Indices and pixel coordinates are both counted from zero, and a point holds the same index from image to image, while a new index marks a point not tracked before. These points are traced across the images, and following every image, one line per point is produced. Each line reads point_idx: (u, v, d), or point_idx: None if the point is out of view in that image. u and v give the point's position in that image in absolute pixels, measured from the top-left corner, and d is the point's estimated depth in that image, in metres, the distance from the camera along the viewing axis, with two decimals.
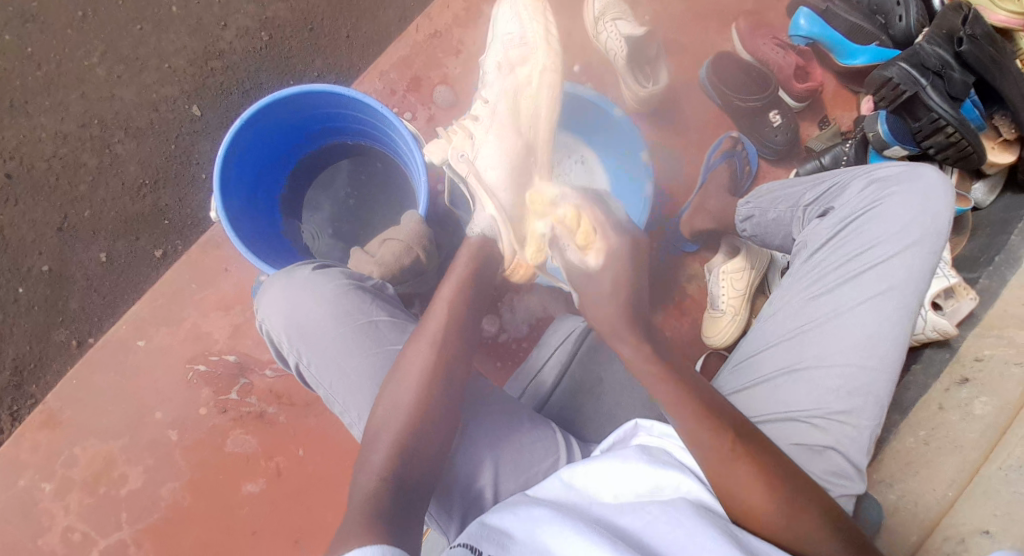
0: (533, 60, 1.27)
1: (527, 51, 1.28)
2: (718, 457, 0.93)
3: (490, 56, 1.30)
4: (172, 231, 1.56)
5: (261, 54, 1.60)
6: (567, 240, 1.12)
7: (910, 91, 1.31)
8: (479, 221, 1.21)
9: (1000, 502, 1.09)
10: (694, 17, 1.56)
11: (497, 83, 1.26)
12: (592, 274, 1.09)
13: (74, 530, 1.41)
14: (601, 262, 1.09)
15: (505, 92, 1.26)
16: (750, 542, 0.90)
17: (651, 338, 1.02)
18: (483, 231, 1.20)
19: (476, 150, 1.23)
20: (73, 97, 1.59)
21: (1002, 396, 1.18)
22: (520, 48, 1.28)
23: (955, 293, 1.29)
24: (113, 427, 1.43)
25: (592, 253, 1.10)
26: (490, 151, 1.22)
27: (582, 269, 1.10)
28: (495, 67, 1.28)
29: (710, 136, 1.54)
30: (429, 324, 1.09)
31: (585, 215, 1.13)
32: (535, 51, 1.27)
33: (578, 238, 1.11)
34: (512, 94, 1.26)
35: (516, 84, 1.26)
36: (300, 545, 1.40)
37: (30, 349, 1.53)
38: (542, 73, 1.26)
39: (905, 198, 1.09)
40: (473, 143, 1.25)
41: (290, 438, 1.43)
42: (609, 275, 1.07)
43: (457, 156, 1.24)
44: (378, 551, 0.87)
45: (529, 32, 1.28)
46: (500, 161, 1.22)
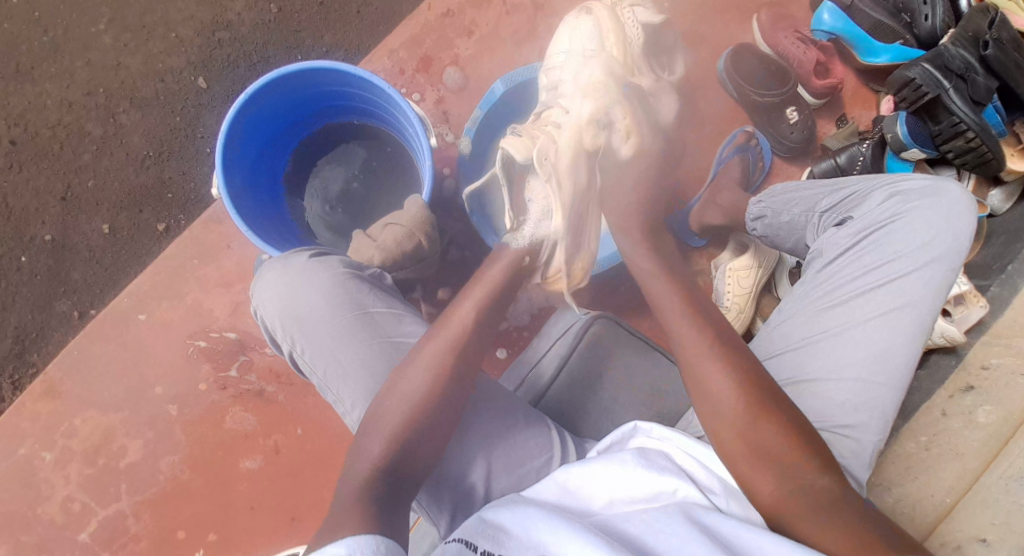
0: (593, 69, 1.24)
1: (606, 69, 1.23)
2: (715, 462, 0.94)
3: (564, 70, 1.26)
4: (176, 205, 1.55)
5: (270, 26, 1.58)
6: (620, 119, 1.20)
7: (932, 94, 1.27)
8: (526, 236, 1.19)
9: (998, 511, 1.09)
10: (713, 7, 1.53)
11: (575, 94, 1.23)
12: (623, 163, 1.21)
13: (73, 500, 1.41)
14: (633, 153, 1.21)
15: (591, 102, 1.21)
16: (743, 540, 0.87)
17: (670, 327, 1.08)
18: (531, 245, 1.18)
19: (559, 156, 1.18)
20: (79, 64, 1.57)
21: (1006, 406, 1.17)
22: (602, 65, 1.24)
23: (965, 301, 1.28)
24: (113, 400, 1.43)
25: (629, 143, 1.21)
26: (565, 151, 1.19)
27: (617, 154, 1.21)
28: (573, 78, 1.24)
29: (724, 129, 1.52)
30: (450, 321, 1.09)
31: (630, 111, 1.21)
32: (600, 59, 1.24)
33: (626, 123, 1.20)
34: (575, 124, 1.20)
35: (596, 97, 1.22)
36: (296, 524, 1.41)
37: (32, 318, 1.53)
38: (620, 95, 1.22)
39: (926, 213, 1.07)
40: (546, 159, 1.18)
41: (289, 417, 1.43)
42: (635, 172, 1.21)
43: (541, 159, 1.18)
44: (371, 539, 0.87)
45: (608, 51, 1.25)
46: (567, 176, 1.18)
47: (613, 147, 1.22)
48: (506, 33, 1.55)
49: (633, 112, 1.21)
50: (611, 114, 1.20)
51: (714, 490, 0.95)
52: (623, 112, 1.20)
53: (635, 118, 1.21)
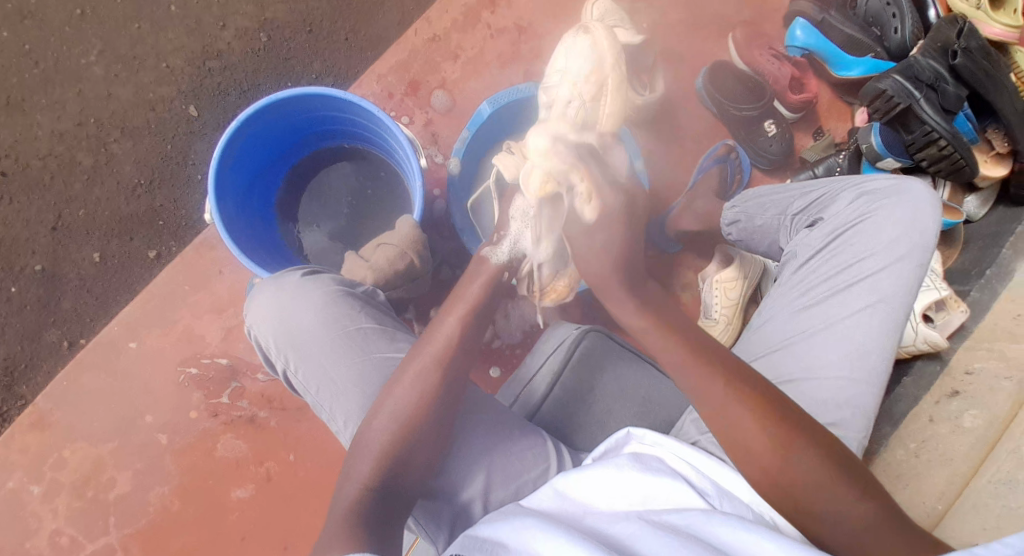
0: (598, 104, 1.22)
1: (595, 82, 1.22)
2: None
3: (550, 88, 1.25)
4: (165, 232, 1.55)
5: (260, 55, 1.60)
6: (579, 183, 1.11)
7: (904, 104, 1.32)
8: (507, 250, 1.14)
9: (989, 517, 1.08)
10: (692, 27, 1.56)
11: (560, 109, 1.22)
12: (587, 228, 1.08)
13: (63, 534, 1.40)
14: (596, 218, 1.08)
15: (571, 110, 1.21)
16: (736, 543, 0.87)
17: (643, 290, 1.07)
18: (511, 259, 1.14)
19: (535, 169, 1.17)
20: (70, 95, 1.59)
21: (992, 410, 1.18)
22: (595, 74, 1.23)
23: (946, 306, 1.30)
24: (104, 430, 1.43)
25: (590, 207, 1.09)
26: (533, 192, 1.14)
27: (578, 219, 1.10)
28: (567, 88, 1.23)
29: (706, 143, 1.55)
30: (432, 335, 1.08)
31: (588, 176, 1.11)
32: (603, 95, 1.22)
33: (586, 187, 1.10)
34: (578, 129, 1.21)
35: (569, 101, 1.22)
36: (289, 551, 1.40)
37: (21, 349, 1.52)
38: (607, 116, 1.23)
39: (893, 212, 1.10)
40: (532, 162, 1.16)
41: (282, 443, 1.43)
42: (602, 237, 1.07)
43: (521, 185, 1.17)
44: None
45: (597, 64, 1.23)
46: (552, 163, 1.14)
47: (577, 215, 1.10)
48: (491, 56, 1.58)
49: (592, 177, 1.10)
50: (568, 180, 1.12)
51: (709, 493, 0.96)
52: (580, 178, 1.11)
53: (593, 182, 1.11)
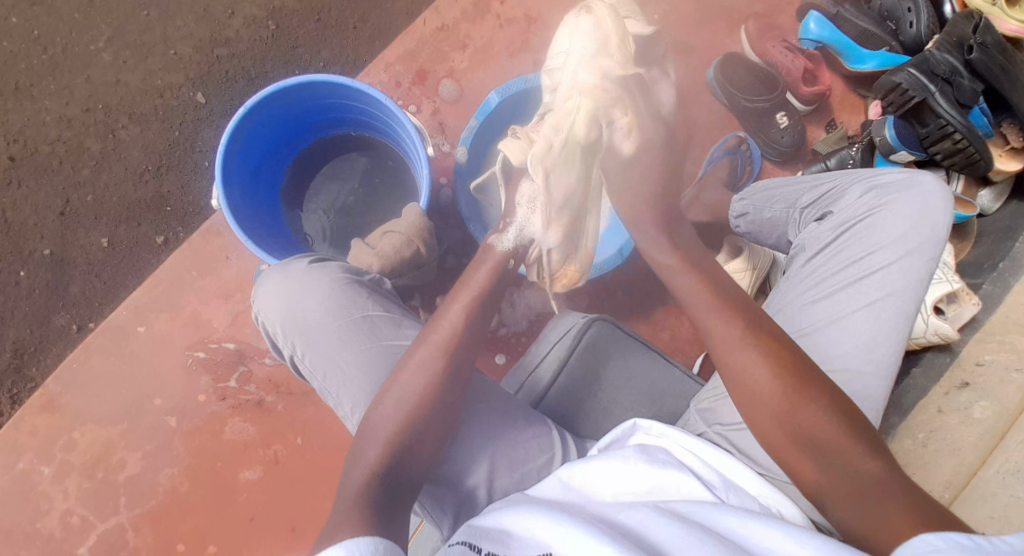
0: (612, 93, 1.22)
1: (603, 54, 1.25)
2: None
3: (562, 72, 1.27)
4: (173, 217, 1.56)
5: (268, 43, 1.60)
6: (620, 116, 1.22)
7: (919, 98, 1.31)
8: (511, 238, 1.18)
9: (996, 505, 1.10)
10: (703, 18, 1.56)
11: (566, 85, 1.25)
12: (624, 161, 1.22)
13: (73, 514, 1.40)
14: (635, 150, 1.22)
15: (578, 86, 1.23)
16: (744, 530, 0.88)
17: (671, 224, 1.18)
18: (516, 247, 1.17)
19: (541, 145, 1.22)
20: (78, 81, 1.59)
21: (1002, 401, 1.18)
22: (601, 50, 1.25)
23: (957, 298, 1.27)
24: (113, 413, 1.43)
25: (629, 141, 1.22)
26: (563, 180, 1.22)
27: (618, 153, 1.23)
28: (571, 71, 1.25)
29: (713, 135, 1.54)
30: (437, 324, 1.09)
31: (632, 108, 1.22)
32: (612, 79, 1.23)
33: (627, 120, 1.22)
34: (589, 118, 1.22)
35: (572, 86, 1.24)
36: (296, 533, 1.40)
37: (31, 332, 1.53)
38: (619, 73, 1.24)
39: (903, 205, 1.10)
40: (554, 153, 1.21)
41: (289, 427, 1.43)
42: (642, 167, 1.21)
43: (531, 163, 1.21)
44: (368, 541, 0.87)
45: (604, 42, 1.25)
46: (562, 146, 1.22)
47: (615, 147, 1.23)
48: (499, 46, 1.58)
49: (637, 108, 1.22)
50: (611, 112, 1.22)
51: (715, 486, 0.96)
52: (622, 109, 1.22)
53: (637, 114, 1.22)
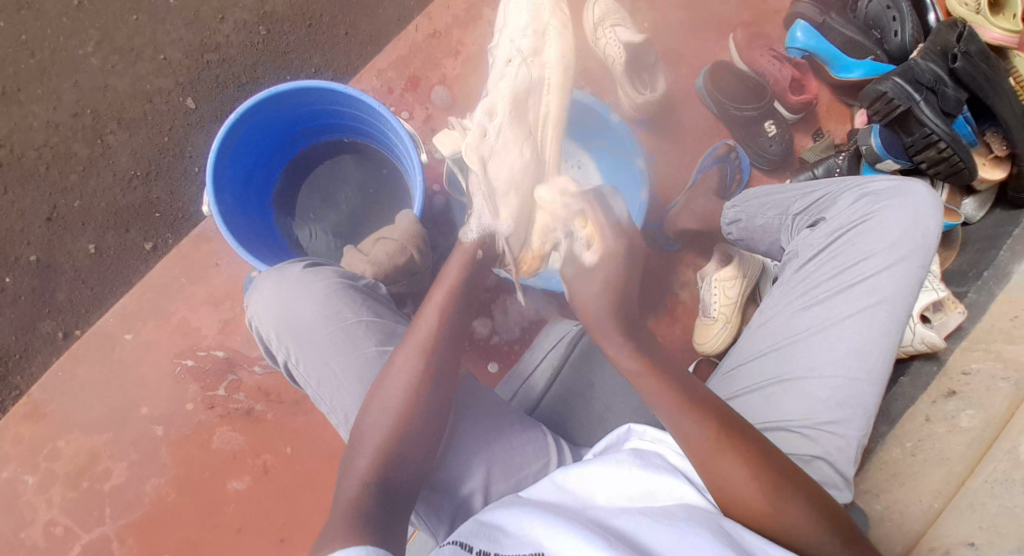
0: (549, 67, 1.26)
1: (540, 29, 1.26)
2: (707, 448, 0.96)
3: (500, 45, 1.27)
4: (162, 224, 1.55)
5: (259, 49, 1.59)
6: (582, 228, 1.17)
7: (904, 106, 1.34)
8: (475, 228, 1.20)
9: (985, 515, 1.11)
10: (693, 27, 1.57)
11: (505, 81, 1.24)
12: (588, 270, 1.13)
13: (57, 524, 1.38)
14: (598, 259, 1.13)
15: (514, 77, 1.24)
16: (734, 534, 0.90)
17: (631, 320, 1.10)
18: (481, 238, 1.19)
19: (491, 149, 1.22)
20: (66, 85, 1.57)
21: (988, 409, 1.20)
22: (536, 29, 1.26)
23: (943, 306, 1.31)
24: (100, 421, 1.42)
25: (591, 250, 1.15)
26: (506, 153, 1.23)
27: (579, 265, 1.14)
28: (508, 58, 1.25)
29: (704, 143, 1.55)
30: (422, 327, 1.08)
31: (592, 217, 1.16)
32: (550, 49, 1.26)
33: (587, 232, 1.16)
34: (523, 90, 1.24)
35: (516, 80, 1.24)
36: (285, 544, 1.39)
37: (15, 339, 1.51)
38: (554, 68, 1.25)
39: (896, 213, 1.11)
40: (489, 138, 1.23)
41: (279, 436, 1.42)
42: (604, 275, 1.11)
43: (472, 152, 1.22)
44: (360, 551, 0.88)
45: (543, 13, 1.27)
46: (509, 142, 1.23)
47: (576, 256, 1.16)
48: None
49: (598, 220, 1.15)
50: (570, 223, 1.18)
51: (708, 492, 0.96)
52: (584, 221, 1.17)
53: (597, 224, 1.16)
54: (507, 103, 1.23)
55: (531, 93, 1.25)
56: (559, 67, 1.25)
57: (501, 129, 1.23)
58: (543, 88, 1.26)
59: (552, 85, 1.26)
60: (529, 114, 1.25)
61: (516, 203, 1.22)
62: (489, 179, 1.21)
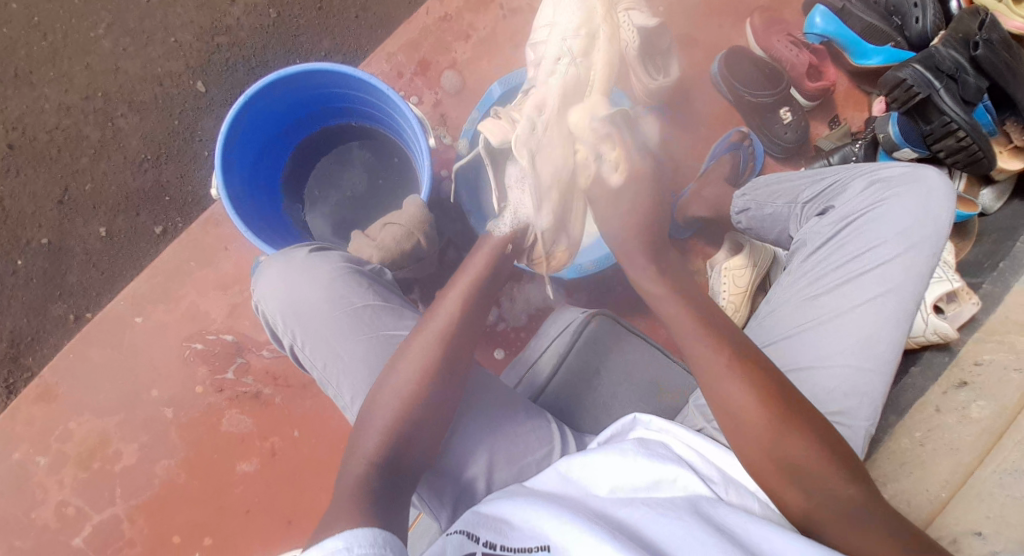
0: (592, 69, 1.24)
1: (587, 32, 1.24)
2: None
3: (545, 44, 1.25)
4: (173, 208, 1.55)
5: (269, 31, 1.58)
6: (610, 151, 1.20)
7: (923, 94, 1.29)
8: (509, 221, 1.19)
9: (992, 505, 1.09)
10: (707, 11, 1.55)
11: (552, 81, 1.22)
12: (613, 192, 1.19)
13: (67, 505, 1.40)
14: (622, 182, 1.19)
15: (564, 76, 1.22)
16: (736, 524, 0.89)
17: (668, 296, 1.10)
18: (513, 231, 1.18)
19: (538, 144, 1.19)
20: (77, 68, 1.58)
21: (999, 400, 1.17)
22: (587, 31, 1.24)
23: (957, 298, 1.30)
24: (109, 403, 1.43)
25: (617, 172, 1.20)
26: (548, 141, 1.20)
27: (605, 182, 1.20)
28: (555, 54, 1.23)
29: (717, 130, 1.53)
30: (432, 320, 1.07)
31: (620, 141, 1.20)
32: (596, 54, 1.24)
33: (615, 155, 1.19)
34: (569, 89, 1.22)
35: (563, 80, 1.22)
36: (291, 526, 1.40)
37: (27, 322, 1.53)
38: (600, 73, 1.24)
39: (906, 199, 1.09)
40: (535, 133, 1.20)
41: (286, 420, 1.43)
42: (631, 196, 1.18)
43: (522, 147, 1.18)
44: (366, 530, 0.86)
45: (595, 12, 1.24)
46: (555, 142, 1.20)
47: (602, 177, 1.20)
48: (503, 38, 1.56)
49: (624, 145, 1.20)
50: (600, 146, 1.20)
51: (713, 480, 0.95)
52: (613, 145, 1.20)
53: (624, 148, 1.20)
54: (555, 101, 1.21)
55: (576, 95, 1.23)
56: (604, 71, 1.24)
57: (551, 130, 1.20)
58: (586, 91, 1.24)
59: (595, 89, 1.24)
60: (572, 112, 1.23)
61: (555, 198, 1.20)
62: (530, 168, 1.18)
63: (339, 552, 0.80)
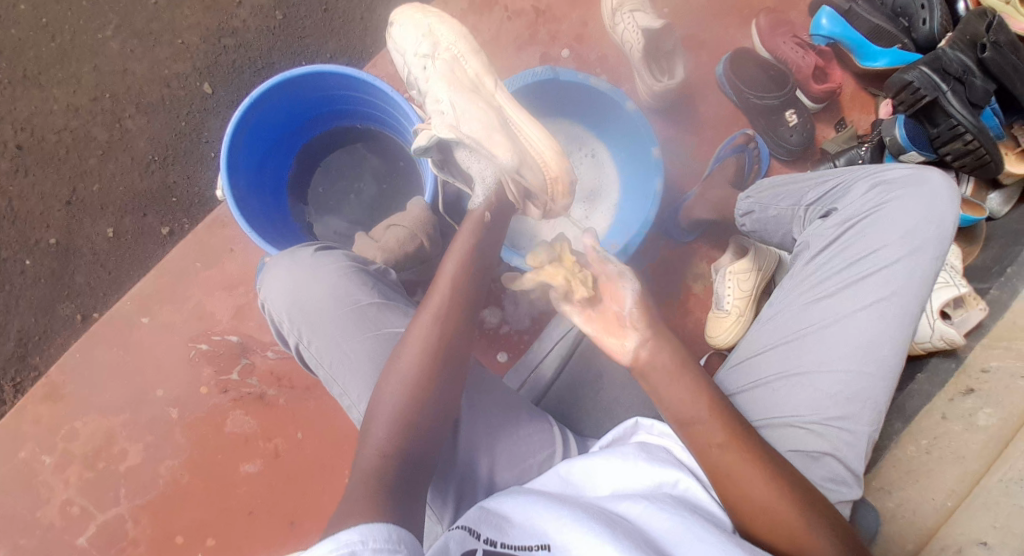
0: (448, 43, 1.19)
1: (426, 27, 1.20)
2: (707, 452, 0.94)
3: (402, 56, 1.22)
4: (179, 208, 1.56)
5: (276, 33, 1.59)
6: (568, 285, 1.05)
7: (930, 96, 1.29)
8: (481, 193, 1.17)
9: (999, 514, 1.07)
10: (714, 13, 1.54)
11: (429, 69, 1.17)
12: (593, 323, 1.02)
13: (73, 504, 1.41)
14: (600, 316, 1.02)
15: (436, 60, 1.17)
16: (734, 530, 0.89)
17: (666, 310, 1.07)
18: (489, 200, 1.16)
19: (458, 122, 1.14)
20: (86, 69, 1.59)
21: (1007, 407, 1.17)
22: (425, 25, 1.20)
23: (964, 303, 1.29)
24: (115, 403, 1.44)
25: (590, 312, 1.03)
26: (472, 112, 1.14)
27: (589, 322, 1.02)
28: (416, 54, 1.19)
29: (722, 132, 1.53)
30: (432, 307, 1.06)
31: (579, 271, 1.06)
32: (441, 30, 1.20)
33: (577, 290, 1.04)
34: (446, 66, 1.17)
35: (440, 62, 1.17)
36: (294, 527, 1.41)
37: (35, 322, 1.54)
38: (460, 40, 1.19)
39: (910, 202, 1.08)
40: (447, 112, 1.14)
41: (290, 421, 1.43)
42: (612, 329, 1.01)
43: (447, 127, 1.13)
44: (382, 526, 0.83)
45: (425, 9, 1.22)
46: (469, 108, 1.14)
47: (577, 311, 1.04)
48: None
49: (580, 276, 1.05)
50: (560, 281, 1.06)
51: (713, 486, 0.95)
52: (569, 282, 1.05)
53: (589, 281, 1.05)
54: (442, 81, 1.15)
55: (457, 66, 1.17)
56: (459, 35, 1.19)
57: (451, 102, 1.14)
58: (460, 57, 1.18)
59: (467, 51, 1.19)
60: (468, 74, 1.17)
61: (504, 138, 1.13)
62: (472, 139, 1.14)
63: (354, 544, 0.78)
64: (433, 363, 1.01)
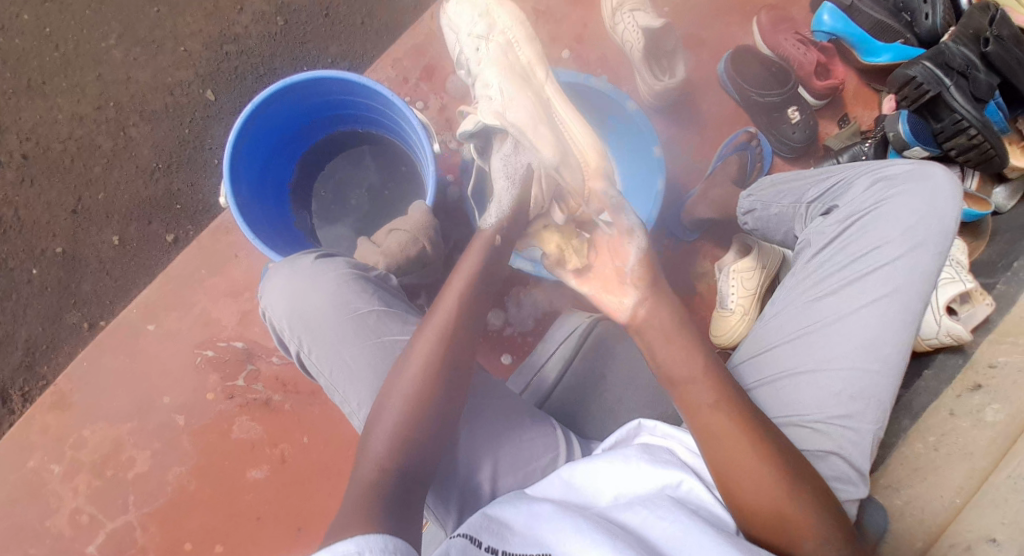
0: (505, 27, 1.19)
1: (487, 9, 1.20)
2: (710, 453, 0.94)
3: (456, 35, 1.22)
4: (183, 215, 1.57)
5: (277, 39, 1.59)
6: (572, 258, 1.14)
7: (933, 91, 1.27)
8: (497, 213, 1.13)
9: (1008, 511, 1.07)
10: (714, 11, 1.54)
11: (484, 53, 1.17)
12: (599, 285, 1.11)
13: (82, 512, 1.42)
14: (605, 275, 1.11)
15: (491, 46, 1.17)
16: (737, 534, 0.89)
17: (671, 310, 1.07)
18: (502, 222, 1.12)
19: (506, 108, 1.12)
20: (89, 78, 1.60)
21: (1015, 402, 1.16)
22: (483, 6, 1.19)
23: (971, 298, 1.27)
24: (123, 411, 1.45)
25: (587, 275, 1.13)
26: (519, 100, 1.12)
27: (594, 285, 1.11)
28: (474, 35, 1.19)
29: (724, 130, 1.52)
30: (435, 311, 1.05)
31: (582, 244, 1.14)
32: (499, 12, 1.19)
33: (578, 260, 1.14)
34: (503, 54, 1.16)
35: (498, 48, 1.17)
36: (301, 533, 1.41)
37: (42, 331, 1.55)
38: (517, 30, 1.18)
39: (911, 197, 1.07)
40: (495, 100, 1.13)
41: (295, 426, 1.44)
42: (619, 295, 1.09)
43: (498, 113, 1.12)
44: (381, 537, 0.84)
45: None
46: (520, 97, 1.12)
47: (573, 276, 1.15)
48: None
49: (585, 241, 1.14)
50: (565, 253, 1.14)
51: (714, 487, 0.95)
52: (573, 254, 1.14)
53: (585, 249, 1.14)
54: (496, 67, 1.15)
55: (512, 55, 1.17)
56: (516, 20, 1.18)
57: (502, 90, 1.13)
58: (515, 46, 1.18)
59: (524, 42, 1.18)
60: (522, 65, 1.17)
61: (549, 133, 1.11)
62: (517, 127, 1.11)
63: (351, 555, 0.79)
64: (437, 368, 1.01)
